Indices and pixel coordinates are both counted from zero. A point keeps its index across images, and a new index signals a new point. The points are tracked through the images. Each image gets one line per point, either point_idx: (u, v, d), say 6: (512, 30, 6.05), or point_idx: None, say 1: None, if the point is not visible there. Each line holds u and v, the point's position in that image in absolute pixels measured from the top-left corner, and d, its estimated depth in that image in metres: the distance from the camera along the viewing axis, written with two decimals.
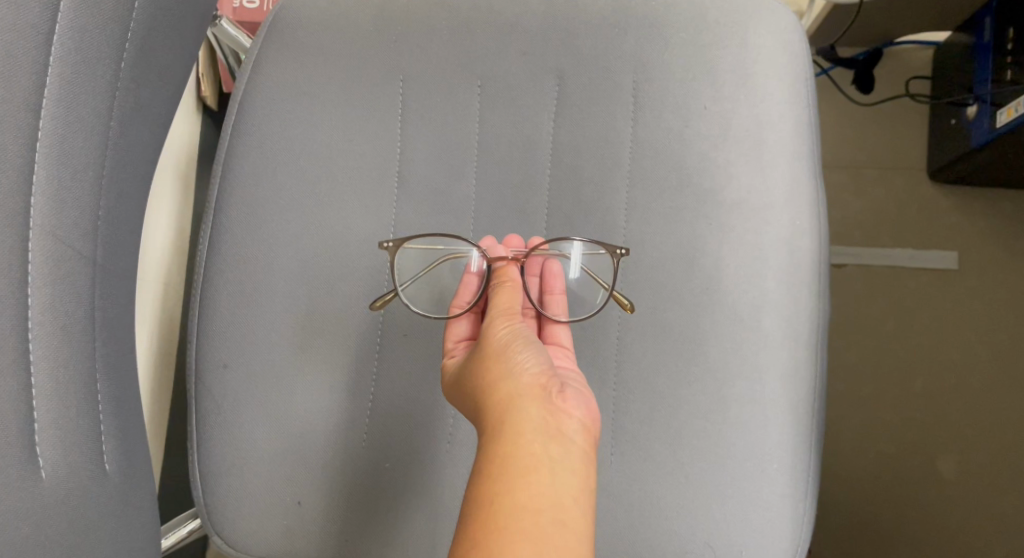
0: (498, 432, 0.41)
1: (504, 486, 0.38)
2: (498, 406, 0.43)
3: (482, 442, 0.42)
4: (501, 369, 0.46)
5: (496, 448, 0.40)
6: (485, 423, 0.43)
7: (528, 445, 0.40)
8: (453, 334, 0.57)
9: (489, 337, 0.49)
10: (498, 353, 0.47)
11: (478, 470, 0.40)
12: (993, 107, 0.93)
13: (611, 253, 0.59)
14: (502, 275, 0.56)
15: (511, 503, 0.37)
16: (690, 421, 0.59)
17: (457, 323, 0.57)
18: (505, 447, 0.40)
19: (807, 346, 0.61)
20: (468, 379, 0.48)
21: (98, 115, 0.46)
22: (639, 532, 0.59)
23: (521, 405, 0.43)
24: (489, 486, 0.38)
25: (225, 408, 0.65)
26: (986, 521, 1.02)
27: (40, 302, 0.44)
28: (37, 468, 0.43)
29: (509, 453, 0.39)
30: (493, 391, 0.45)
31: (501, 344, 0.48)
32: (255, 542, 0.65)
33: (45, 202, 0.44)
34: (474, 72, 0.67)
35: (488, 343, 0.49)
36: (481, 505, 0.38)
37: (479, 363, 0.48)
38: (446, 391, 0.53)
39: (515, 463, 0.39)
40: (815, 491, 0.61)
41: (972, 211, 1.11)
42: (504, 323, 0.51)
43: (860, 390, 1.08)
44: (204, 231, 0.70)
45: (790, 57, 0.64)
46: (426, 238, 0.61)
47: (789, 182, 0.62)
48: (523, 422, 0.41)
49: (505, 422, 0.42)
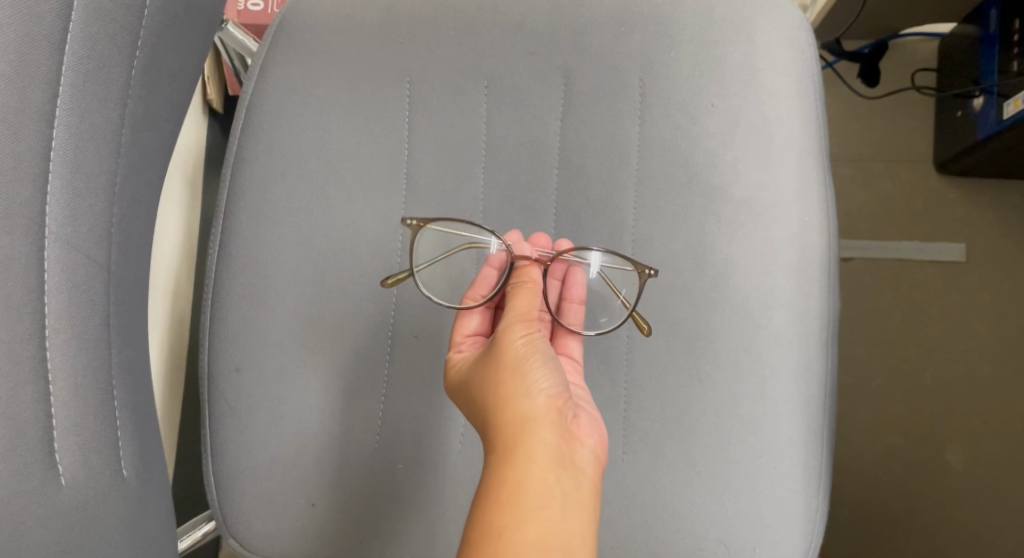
0: (510, 459, 0.42)
1: (517, 521, 0.39)
2: (510, 429, 0.44)
3: (491, 466, 0.43)
4: (517, 385, 0.46)
5: (505, 476, 0.41)
6: (496, 443, 0.44)
7: (543, 480, 0.41)
8: (463, 327, 0.57)
9: (505, 343, 0.48)
10: (515, 364, 0.47)
11: (487, 498, 0.41)
12: (999, 99, 0.93)
13: (640, 270, 0.58)
14: (523, 274, 0.55)
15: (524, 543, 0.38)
16: (702, 418, 0.59)
17: (467, 316, 0.58)
18: (518, 478, 0.41)
19: (818, 342, 0.61)
20: (478, 383, 0.48)
21: (110, 123, 0.46)
22: (652, 530, 0.59)
23: (537, 430, 0.43)
24: (501, 520, 0.39)
25: (239, 412, 0.66)
26: (997, 513, 1.02)
27: (57, 310, 0.44)
28: (57, 475, 0.44)
29: (522, 486, 0.40)
30: (506, 410, 0.45)
31: (518, 355, 0.47)
32: (270, 544, 0.65)
33: (60, 211, 0.44)
34: (482, 71, 0.67)
35: (505, 351, 0.48)
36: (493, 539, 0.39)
37: (492, 370, 0.47)
38: (449, 379, 0.53)
39: (526, 494, 0.40)
40: (828, 487, 0.61)
41: (981, 203, 1.11)
42: (522, 328, 0.49)
43: (869, 383, 1.08)
44: (214, 235, 0.70)
45: (798, 51, 0.64)
46: (451, 221, 0.61)
47: (798, 178, 0.62)
48: (536, 450, 0.42)
49: (519, 449, 0.42)
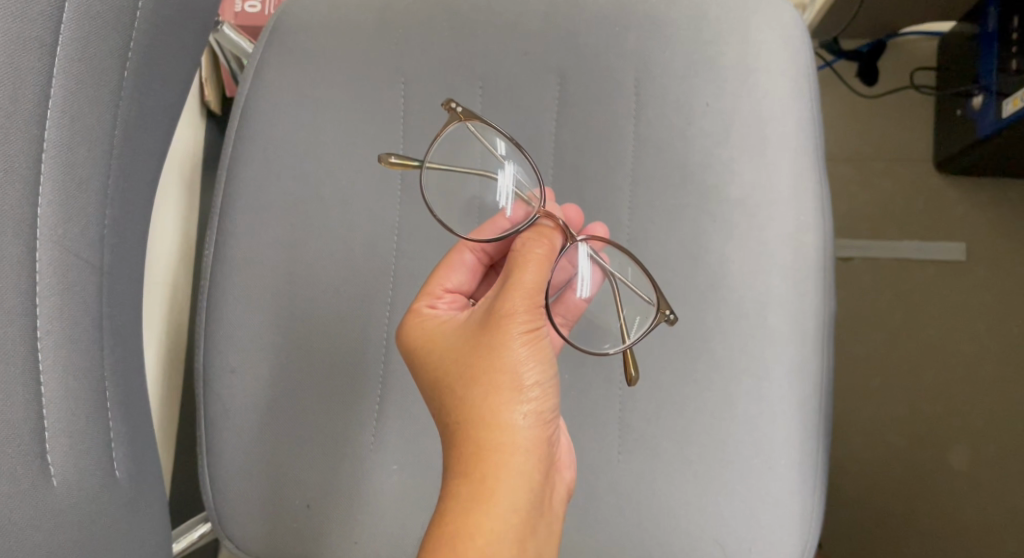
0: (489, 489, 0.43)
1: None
2: (492, 452, 0.44)
3: (468, 486, 0.44)
4: (508, 402, 0.46)
5: (484, 511, 0.43)
6: (478, 463, 0.44)
7: (512, 523, 0.43)
8: (444, 278, 0.56)
9: (502, 343, 0.47)
10: (510, 374, 0.46)
11: (461, 529, 0.42)
12: (999, 97, 0.92)
13: (659, 309, 0.56)
14: (545, 234, 0.53)
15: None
16: (697, 419, 0.59)
17: (451, 269, 0.56)
18: (494, 517, 0.43)
19: (814, 342, 0.60)
20: (465, 374, 0.47)
21: (101, 126, 0.46)
22: (647, 531, 0.59)
23: (518, 464, 0.45)
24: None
25: (234, 413, 0.66)
26: (998, 514, 1.01)
27: (49, 311, 0.44)
28: (49, 476, 0.44)
29: (494, 525, 0.43)
30: (493, 430, 0.45)
31: (513, 363, 0.46)
32: (266, 545, 0.65)
33: (52, 213, 0.44)
34: (476, 72, 0.67)
35: (501, 353, 0.47)
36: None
37: (484, 369, 0.47)
38: (424, 338, 0.52)
39: (493, 532, 0.43)
40: (824, 487, 0.61)
41: (980, 202, 1.10)
42: (523, 322, 0.48)
43: (868, 383, 1.07)
44: (209, 237, 0.70)
45: (793, 51, 0.63)
46: (492, 132, 0.59)
47: (793, 178, 0.62)
48: (513, 485, 0.44)
49: (497, 481, 0.44)
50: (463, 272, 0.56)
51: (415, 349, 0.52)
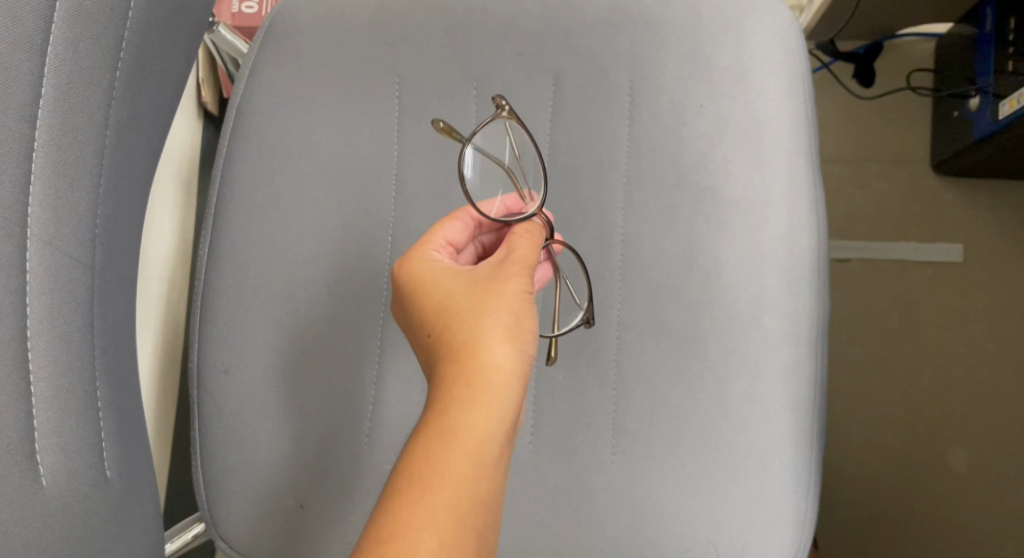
0: (486, 401, 0.38)
1: (474, 470, 0.37)
2: (493, 369, 0.40)
3: (463, 391, 0.39)
4: (509, 334, 0.41)
5: (479, 421, 0.38)
6: (477, 371, 0.39)
7: (491, 453, 0.38)
8: (446, 228, 0.51)
9: (508, 291, 0.44)
10: (512, 313, 0.42)
11: (449, 431, 0.37)
12: (995, 99, 0.92)
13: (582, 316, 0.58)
14: (529, 227, 0.52)
15: (471, 495, 0.36)
16: (691, 419, 0.59)
17: (454, 221, 0.52)
18: (487, 427, 0.38)
19: (808, 342, 0.60)
20: (464, 305, 0.43)
21: (93, 125, 0.46)
22: (641, 532, 0.59)
23: (508, 395, 0.39)
24: (459, 461, 0.37)
25: (227, 413, 0.66)
26: (994, 515, 1.01)
27: (38, 311, 0.44)
28: (38, 475, 0.44)
29: (475, 445, 0.37)
30: (495, 348, 0.40)
31: (518, 307, 0.43)
32: (258, 546, 0.65)
33: (42, 213, 0.44)
34: (471, 72, 0.67)
35: (506, 294, 0.43)
36: (442, 476, 0.36)
37: (487, 302, 0.43)
38: (420, 273, 0.47)
39: (469, 453, 0.37)
40: (817, 489, 0.60)
41: (978, 203, 1.10)
42: (526, 281, 0.45)
43: (865, 385, 1.07)
44: (204, 237, 0.70)
45: (788, 52, 0.63)
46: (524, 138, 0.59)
47: (787, 179, 0.62)
48: (500, 413, 0.39)
49: (496, 396, 0.39)
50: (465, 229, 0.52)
51: (406, 280, 0.48)
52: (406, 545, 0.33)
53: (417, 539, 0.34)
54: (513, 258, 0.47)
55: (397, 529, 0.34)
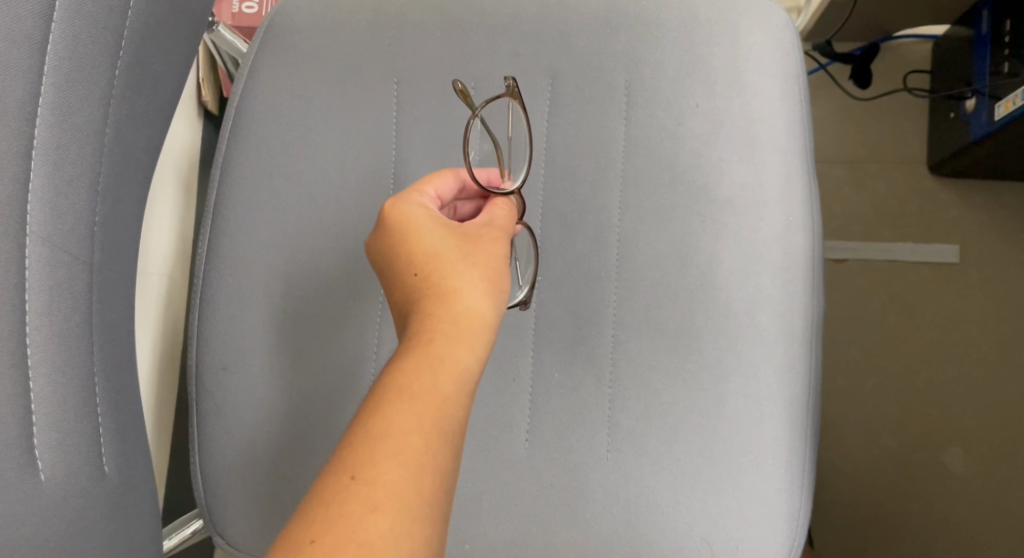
0: (468, 339, 0.40)
1: (456, 396, 0.37)
2: (474, 315, 0.41)
3: (448, 328, 0.40)
4: (491, 287, 0.43)
5: (462, 354, 0.39)
6: (462, 313, 0.41)
7: (467, 388, 0.39)
8: (438, 181, 0.51)
9: (488, 250, 0.46)
10: (495, 271, 0.45)
11: (437, 357, 0.38)
12: (991, 100, 0.93)
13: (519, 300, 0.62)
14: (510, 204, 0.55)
15: (453, 418, 0.36)
16: (685, 416, 0.60)
17: (445, 176, 0.52)
18: (470, 361, 0.39)
19: (802, 340, 0.61)
20: (453, 252, 0.45)
21: (91, 123, 0.47)
22: (636, 528, 0.59)
23: (487, 340, 0.41)
24: (445, 384, 0.37)
25: (225, 410, 0.66)
26: (990, 514, 1.01)
27: (37, 308, 0.45)
28: (36, 470, 0.44)
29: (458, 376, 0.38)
30: (476, 296, 0.42)
31: (499, 266, 0.45)
32: (255, 541, 0.65)
33: (41, 211, 0.44)
34: (468, 73, 0.67)
35: (490, 254, 0.46)
36: (429, 394, 0.36)
37: (475, 255, 0.45)
38: (409, 214, 0.47)
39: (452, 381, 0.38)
40: (811, 486, 0.61)
41: (974, 204, 1.11)
42: (505, 248, 0.48)
43: (861, 385, 1.08)
44: (203, 235, 0.70)
45: (783, 53, 0.64)
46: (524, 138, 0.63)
47: (782, 178, 0.62)
48: (479, 354, 0.40)
49: (477, 338, 0.40)
50: (451, 185, 0.52)
51: (389, 220, 0.47)
52: (393, 449, 0.33)
53: (406, 446, 0.33)
54: (493, 223, 0.50)
55: (385, 436, 0.34)
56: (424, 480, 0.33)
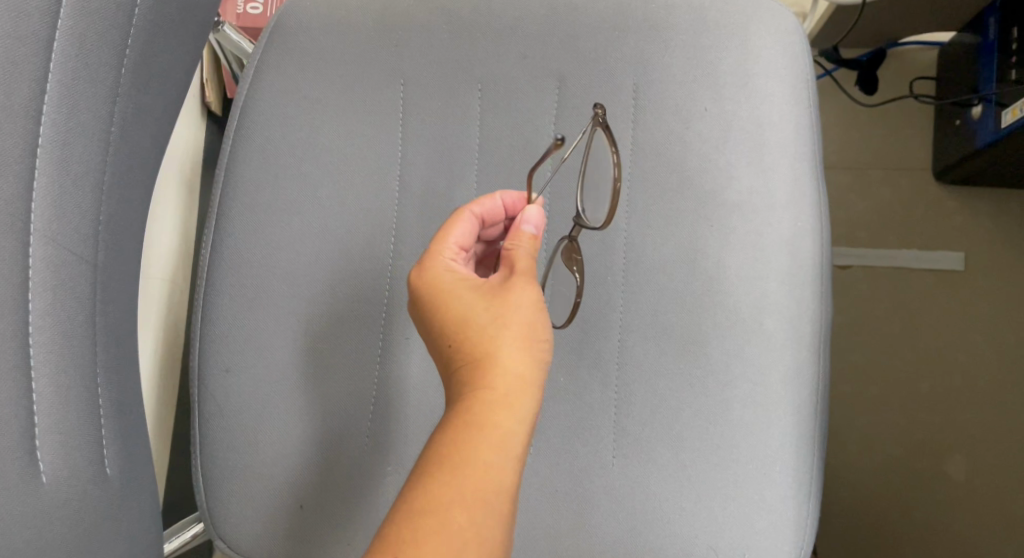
0: (510, 407, 0.43)
1: (498, 464, 0.42)
2: (516, 378, 0.44)
3: (492, 395, 0.44)
4: (527, 343, 0.46)
5: (502, 422, 0.43)
6: (501, 378, 0.44)
7: (512, 450, 0.42)
8: (456, 230, 0.52)
9: (520, 300, 0.47)
10: (530, 325, 0.47)
11: (475, 428, 0.42)
12: (998, 107, 0.92)
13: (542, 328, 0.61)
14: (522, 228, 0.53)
15: (495, 484, 0.41)
16: (691, 423, 0.59)
17: (462, 220, 0.53)
18: (511, 427, 0.43)
19: (811, 347, 0.60)
20: (485, 313, 0.47)
21: (98, 122, 0.46)
22: (641, 535, 0.58)
23: (528, 397, 0.44)
24: (483, 455, 0.41)
25: (228, 412, 0.66)
26: (994, 523, 1.01)
27: (41, 307, 0.44)
28: (38, 473, 0.44)
29: (497, 443, 0.42)
30: (512, 357, 0.45)
31: (535, 314, 0.47)
32: (257, 545, 0.65)
33: (46, 209, 0.44)
34: (475, 74, 0.67)
35: (524, 303, 0.47)
36: (468, 469, 0.41)
37: (508, 311, 0.47)
38: (435, 282, 0.50)
39: (489, 449, 0.42)
40: (819, 493, 0.60)
41: (980, 211, 1.10)
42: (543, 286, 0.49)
43: (865, 391, 1.07)
44: (207, 235, 0.70)
45: (792, 58, 0.64)
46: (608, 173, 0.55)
47: (791, 183, 0.62)
48: (523, 413, 0.44)
49: (519, 402, 0.44)
50: (472, 229, 0.53)
51: (418, 287, 0.50)
52: (432, 530, 0.39)
53: (448, 520, 0.39)
54: (519, 265, 0.49)
55: (427, 512, 0.39)
56: (469, 547, 0.39)
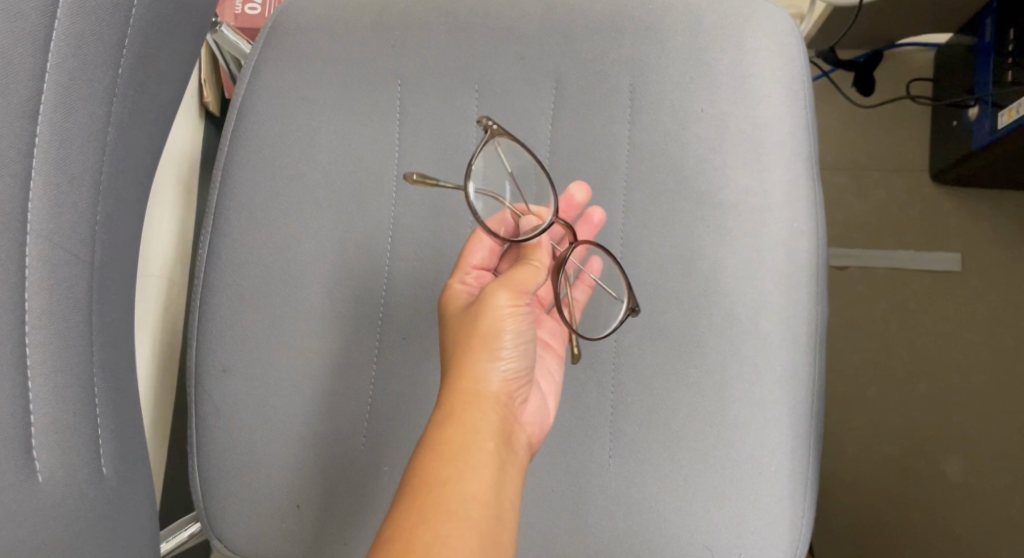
0: (459, 419, 0.48)
1: (455, 475, 0.46)
2: (462, 391, 0.50)
3: (449, 412, 0.49)
4: (485, 359, 0.51)
5: (452, 436, 0.47)
6: (456, 396, 0.50)
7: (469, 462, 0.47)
8: (473, 253, 0.59)
9: (484, 318, 0.52)
10: (488, 340, 0.51)
11: (430, 447, 0.47)
12: (994, 109, 0.93)
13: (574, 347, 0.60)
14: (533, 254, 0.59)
15: (454, 497, 0.44)
16: (688, 423, 0.59)
17: (478, 244, 0.59)
18: (466, 440, 0.47)
19: (806, 348, 0.60)
20: (456, 332, 0.53)
21: (95, 122, 0.46)
22: (637, 535, 0.59)
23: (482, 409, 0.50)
24: (441, 473, 0.45)
25: (225, 412, 0.66)
26: (991, 524, 1.01)
27: (37, 306, 0.44)
28: (35, 472, 0.44)
29: (452, 458, 0.46)
30: (467, 375, 0.50)
31: (493, 330, 0.52)
32: (254, 544, 0.65)
33: (43, 209, 0.44)
34: (472, 75, 0.67)
35: (483, 319, 0.52)
36: (428, 489, 0.44)
37: (472, 328, 0.52)
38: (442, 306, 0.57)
39: (445, 464, 0.46)
40: (814, 493, 0.60)
41: (977, 212, 1.10)
42: (506, 300, 0.53)
43: (862, 392, 1.07)
44: (204, 235, 0.70)
45: (788, 59, 0.64)
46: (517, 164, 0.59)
47: (787, 184, 0.62)
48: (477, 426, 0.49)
49: (468, 413, 0.49)
50: (485, 253, 0.59)
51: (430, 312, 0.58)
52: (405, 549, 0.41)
53: (412, 541, 0.42)
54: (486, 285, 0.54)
55: (394, 540, 0.42)
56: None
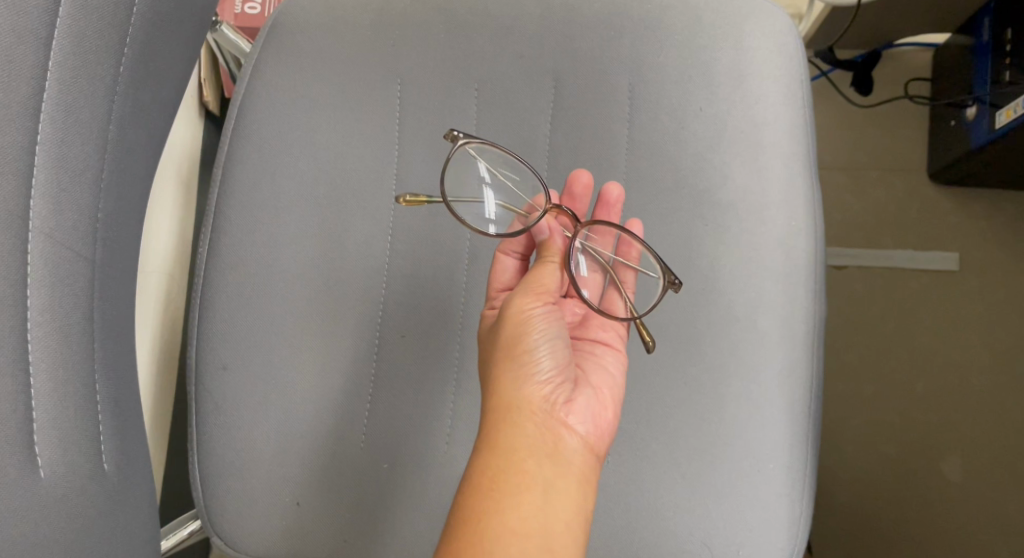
0: (495, 444, 0.49)
1: (492, 509, 0.46)
2: (495, 414, 0.51)
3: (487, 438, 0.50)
4: (513, 369, 0.52)
5: (490, 467, 0.48)
6: (490, 420, 0.50)
7: (507, 490, 0.47)
8: (500, 275, 0.61)
9: (506, 333, 0.53)
10: (513, 351, 0.52)
11: (470, 480, 0.48)
12: (993, 108, 0.93)
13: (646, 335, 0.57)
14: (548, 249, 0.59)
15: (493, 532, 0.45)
16: (686, 421, 0.59)
17: (503, 266, 0.61)
18: (501, 466, 0.48)
19: (804, 346, 0.61)
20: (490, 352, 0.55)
21: (95, 120, 0.47)
22: (636, 532, 0.59)
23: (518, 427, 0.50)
24: (478, 508, 0.46)
25: (224, 410, 0.66)
26: (988, 522, 1.01)
27: (39, 303, 0.45)
28: (36, 467, 0.44)
29: (488, 491, 0.47)
30: (498, 395, 0.51)
31: (516, 342, 0.53)
32: (253, 542, 0.65)
33: (44, 206, 0.44)
34: (472, 74, 0.67)
35: (505, 334, 0.53)
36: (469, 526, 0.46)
37: (501, 343, 0.53)
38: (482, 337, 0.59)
39: (484, 499, 0.47)
40: (812, 491, 0.61)
41: (974, 212, 1.11)
42: (526, 307, 0.54)
43: (860, 391, 1.08)
44: (204, 233, 0.70)
45: (786, 58, 0.64)
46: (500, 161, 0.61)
47: (785, 182, 0.62)
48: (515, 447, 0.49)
49: (505, 437, 0.49)
50: (513, 272, 0.61)
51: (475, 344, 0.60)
52: None
53: None
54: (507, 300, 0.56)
55: None
56: None
